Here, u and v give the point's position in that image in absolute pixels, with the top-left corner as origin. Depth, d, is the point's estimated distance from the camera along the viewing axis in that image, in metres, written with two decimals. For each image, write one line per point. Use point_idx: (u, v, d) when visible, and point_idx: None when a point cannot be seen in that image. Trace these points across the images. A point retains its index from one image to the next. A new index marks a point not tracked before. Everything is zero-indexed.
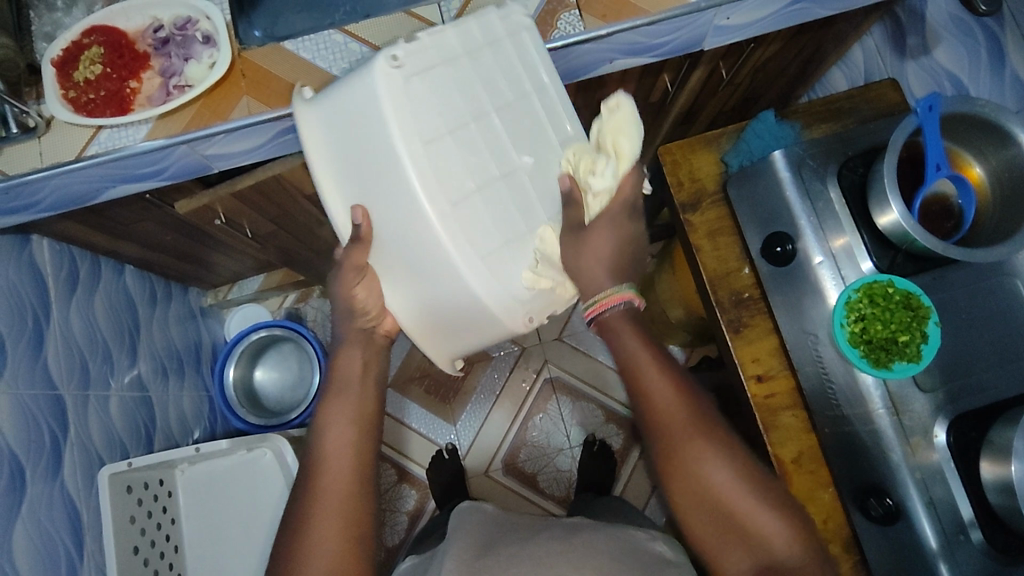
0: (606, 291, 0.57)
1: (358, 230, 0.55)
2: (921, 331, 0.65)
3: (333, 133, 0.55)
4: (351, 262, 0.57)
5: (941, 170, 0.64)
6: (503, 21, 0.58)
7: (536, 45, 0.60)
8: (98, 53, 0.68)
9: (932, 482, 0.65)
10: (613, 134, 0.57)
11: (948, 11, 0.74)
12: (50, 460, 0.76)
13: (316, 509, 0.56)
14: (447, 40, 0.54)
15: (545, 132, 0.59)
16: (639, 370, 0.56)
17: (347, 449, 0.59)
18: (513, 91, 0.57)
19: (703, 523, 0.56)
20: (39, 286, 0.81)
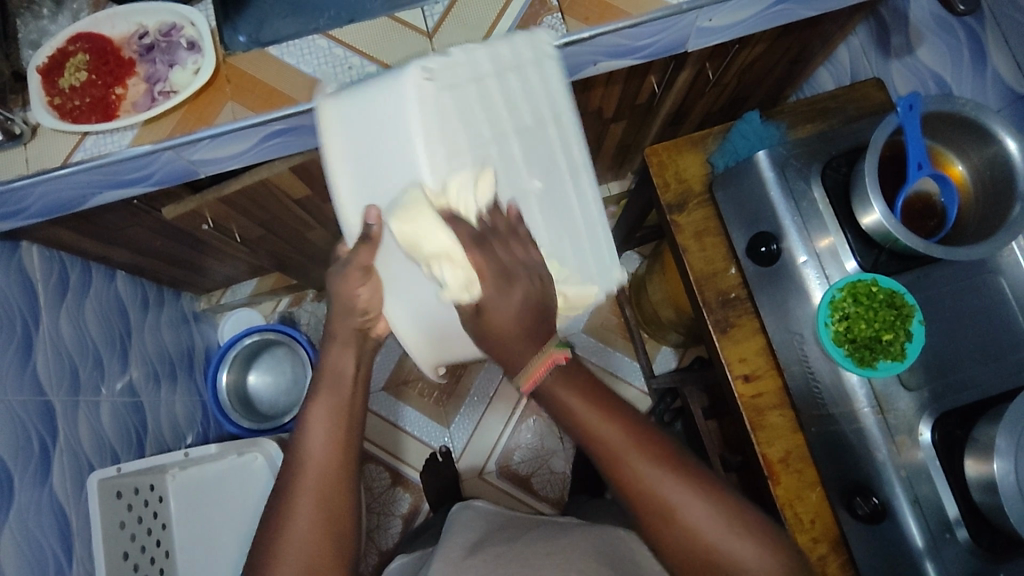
0: (529, 364, 0.48)
1: (368, 230, 0.51)
2: (904, 330, 0.66)
3: (354, 133, 0.51)
4: (356, 262, 0.53)
5: (923, 169, 0.64)
6: (533, 44, 0.53)
7: (562, 74, 0.54)
8: (83, 60, 0.69)
9: (918, 480, 0.65)
10: (425, 238, 0.49)
11: (930, 11, 0.74)
12: (39, 467, 0.76)
13: (297, 506, 0.54)
14: (477, 58, 0.51)
15: (559, 162, 0.54)
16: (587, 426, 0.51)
17: (329, 442, 0.55)
18: (534, 117, 0.53)
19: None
20: (29, 292, 0.82)
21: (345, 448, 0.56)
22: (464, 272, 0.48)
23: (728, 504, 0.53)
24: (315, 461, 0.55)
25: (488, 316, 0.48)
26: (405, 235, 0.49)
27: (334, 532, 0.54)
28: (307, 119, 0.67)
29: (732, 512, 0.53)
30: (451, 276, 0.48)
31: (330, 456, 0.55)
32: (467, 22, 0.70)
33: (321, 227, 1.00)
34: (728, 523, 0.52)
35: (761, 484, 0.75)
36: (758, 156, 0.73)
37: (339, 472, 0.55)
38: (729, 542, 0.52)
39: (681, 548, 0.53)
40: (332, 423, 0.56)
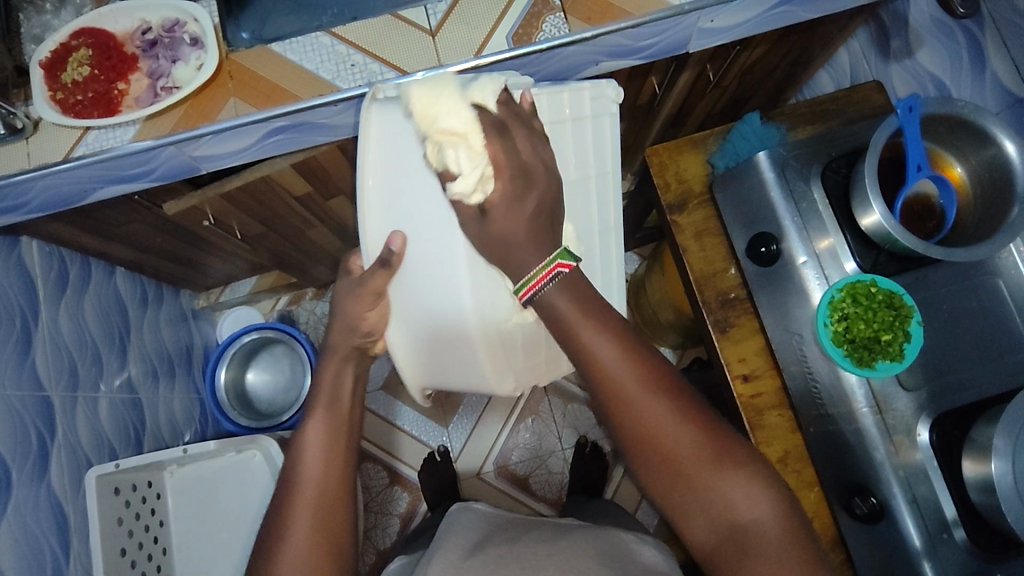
0: (535, 268, 0.49)
1: (388, 256, 0.52)
2: (903, 330, 0.66)
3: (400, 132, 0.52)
4: (370, 287, 0.54)
5: (923, 171, 0.65)
6: (591, 99, 0.59)
7: (612, 130, 0.61)
8: (86, 55, 0.69)
9: (916, 481, 0.65)
10: (438, 127, 0.49)
11: (929, 14, 0.75)
12: (37, 462, 0.76)
13: (294, 507, 0.55)
14: (539, 103, 0.55)
15: (590, 220, 0.59)
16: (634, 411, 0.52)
17: (326, 444, 0.57)
18: (577, 173, 0.58)
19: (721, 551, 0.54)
20: (28, 288, 0.82)
21: (340, 449, 0.57)
22: (479, 156, 0.49)
23: (722, 442, 0.53)
24: (313, 464, 0.56)
25: (496, 219, 0.49)
26: (425, 110, 0.49)
27: (330, 532, 0.54)
28: (311, 115, 0.67)
29: (726, 454, 0.53)
30: (465, 163, 0.48)
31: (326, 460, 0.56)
32: (469, 21, 0.70)
33: (321, 224, 1.00)
34: (718, 460, 0.53)
35: None
36: (758, 157, 0.73)
37: (335, 474, 0.56)
38: (717, 478, 0.52)
39: (671, 484, 0.53)
40: (329, 427, 0.57)
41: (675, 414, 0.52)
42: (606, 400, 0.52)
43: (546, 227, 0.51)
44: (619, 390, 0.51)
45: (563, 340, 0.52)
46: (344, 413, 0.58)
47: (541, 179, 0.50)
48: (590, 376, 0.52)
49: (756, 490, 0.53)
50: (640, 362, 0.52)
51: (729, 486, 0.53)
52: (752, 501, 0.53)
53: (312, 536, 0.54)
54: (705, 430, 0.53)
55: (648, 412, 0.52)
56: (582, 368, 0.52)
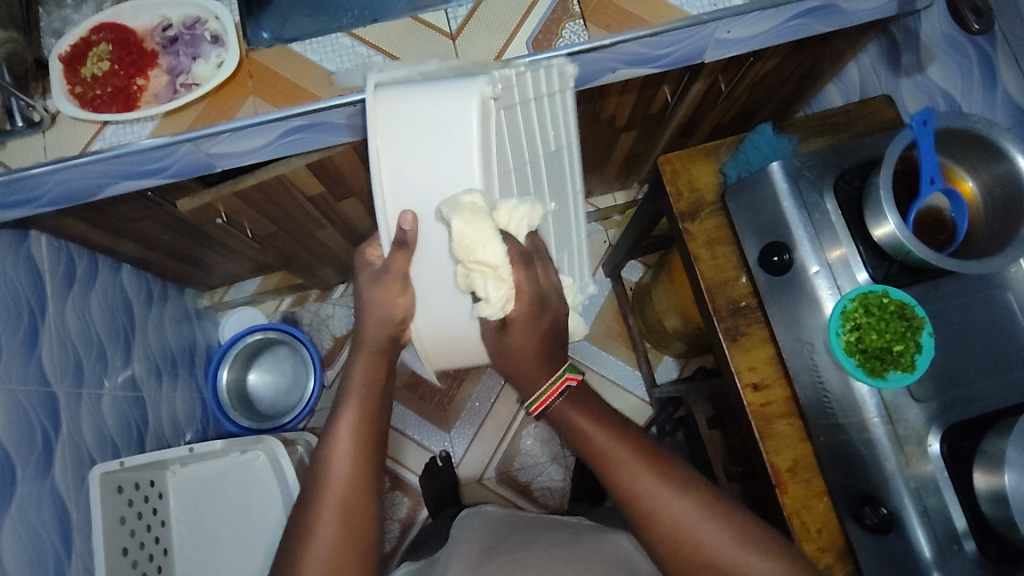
0: (545, 385, 0.55)
1: (404, 235, 0.48)
2: (915, 341, 0.66)
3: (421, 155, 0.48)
4: (395, 270, 0.50)
5: (935, 184, 0.65)
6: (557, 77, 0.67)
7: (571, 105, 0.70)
8: (105, 50, 0.69)
9: (926, 492, 0.65)
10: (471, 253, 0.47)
11: (941, 31, 0.76)
12: (41, 459, 0.75)
13: (320, 512, 0.53)
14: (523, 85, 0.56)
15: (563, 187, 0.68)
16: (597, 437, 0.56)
17: (353, 448, 0.55)
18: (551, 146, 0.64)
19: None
20: (36, 283, 0.81)
21: (369, 452, 0.56)
22: (505, 285, 0.49)
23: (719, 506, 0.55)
24: (338, 469, 0.54)
25: (512, 331, 0.52)
26: (459, 240, 0.46)
27: (352, 535, 0.53)
28: (329, 115, 0.67)
29: (726, 518, 0.54)
30: (491, 289, 0.48)
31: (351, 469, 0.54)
32: (490, 26, 0.70)
33: (331, 226, 1.00)
34: (718, 524, 0.54)
35: (768, 492, 0.76)
36: (772, 167, 0.74)
37: (359, 479, 0.55)
38: (719, 542, 0.53)
39: (674, 555, 0.54)
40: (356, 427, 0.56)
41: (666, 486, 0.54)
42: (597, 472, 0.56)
43: (556, 335, 0.55)
44: (610, 457, 0.55)
45: (557, 421, 0.58)
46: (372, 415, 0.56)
47: (551, 306, 0.54)
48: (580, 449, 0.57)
49: (764, 558, 0.53)
50: (623, 436, 0.56)
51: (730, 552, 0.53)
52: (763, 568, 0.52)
53: (333, 536, 0.53)
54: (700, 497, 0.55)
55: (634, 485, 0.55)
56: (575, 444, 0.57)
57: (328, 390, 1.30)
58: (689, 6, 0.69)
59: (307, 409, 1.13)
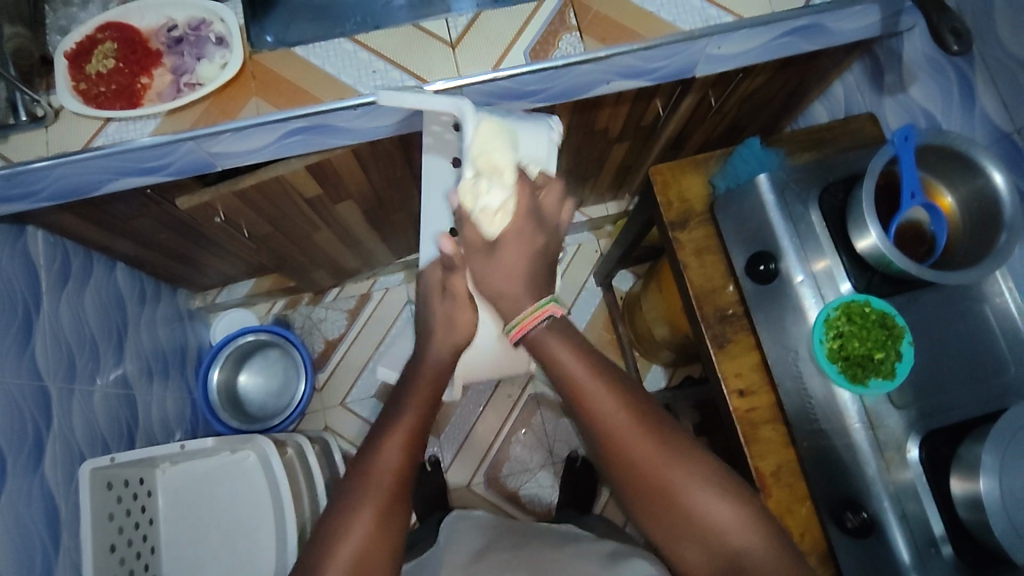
0: (527, 310, 0.57)
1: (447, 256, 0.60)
2: (895, 349, 0.68)
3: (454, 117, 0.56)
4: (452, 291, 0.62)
5: (915, 198, 0.68)
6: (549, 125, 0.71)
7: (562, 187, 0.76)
8: (111, 48, 0.70)
9: (905, 497, 0.67)
10: (484, 160, 0.56)
11: (922, 53, 0.79)
12: (32, 454, 0.75)
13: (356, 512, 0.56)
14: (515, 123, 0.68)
15: None
16: (594, 411, 0.56)
17: (400, 444, 0.58)
18: None
19: (694, 553, 0.56)
20: (32, 278, 0.81)
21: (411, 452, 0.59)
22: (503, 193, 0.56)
23: (722, 473, 0.57)
24: (383, 470, 0.57)
25: (503, 249, 0.58)
26: (481, 137, 0.56)
27: (379, 541, 0.55)
28: (330, 118, 0.69)
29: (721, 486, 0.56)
30: (487, 198, 0.56)
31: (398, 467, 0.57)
32: (488, 36, 0.72)
33: (327, 229, 1.01)
34: (712, 487, 0.56)
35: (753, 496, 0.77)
36: (760, 179, 0.76)
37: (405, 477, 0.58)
38: (710, 504, 0.55)
39: (675, 522, 0.56)
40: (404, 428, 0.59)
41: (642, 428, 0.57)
42: (578, 412, 0.57)
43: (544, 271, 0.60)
44: (597, 412, 0.56)
45: (560, 384, 0.58)
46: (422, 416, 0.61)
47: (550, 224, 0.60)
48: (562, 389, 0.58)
49: (732, 507, 0.55)
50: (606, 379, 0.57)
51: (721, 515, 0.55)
52: (751, 538, 0.54)
53: (369, 532, 0.55)
54: (697, 456, 0.57)
55: (612, 422, 0.56)
56: (557, 381, 0.58)
57: (319, 393, 1.30)
58: (682, 22, 0.72)
59: (297, 411, 1.13)
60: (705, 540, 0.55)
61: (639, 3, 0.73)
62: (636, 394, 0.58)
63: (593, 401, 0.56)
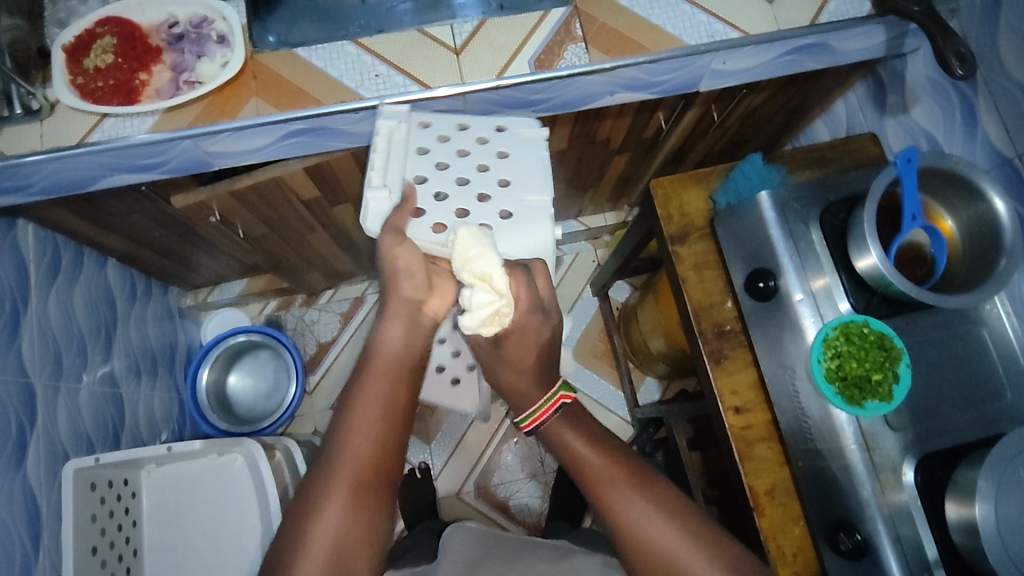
0: (537, 403, 0.60)
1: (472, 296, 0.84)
2: (893, 371, 0.68)
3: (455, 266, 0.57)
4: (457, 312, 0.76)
5: (916, 220, 0.68)
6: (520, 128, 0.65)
7: None
8: (110, 43, 0.69)
9: (900, 521, 0.67)
10: (468, 267, 0.55)
11: (925, 75, 0.79)
12: (14, 451, 0.74)
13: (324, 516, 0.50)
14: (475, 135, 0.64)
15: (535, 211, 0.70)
16: (602, 494, 0.56)
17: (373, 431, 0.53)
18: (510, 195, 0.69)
19: None
20: (21, 272, 0.80)
21: (386, 435, 0.53)
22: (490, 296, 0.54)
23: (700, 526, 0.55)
24: (357, 455, 0.52)
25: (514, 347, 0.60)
26: (462, 248, 0.55)
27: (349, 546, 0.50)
28: (330, 121, 0.68)
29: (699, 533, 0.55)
30: (476, 301, 0.54)
31: (374, 449, 0.52)
32: (494, 43, 0.72)
33: (322, 231, 1.00)
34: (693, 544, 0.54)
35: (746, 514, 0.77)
36: (760, 197, 0.76)
37: (383, 456, 0.53)
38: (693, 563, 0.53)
39: None
40: (379, 401, 0.54)
41: (621, 471, 0.57)
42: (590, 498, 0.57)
43: (551, 355, 0.63)
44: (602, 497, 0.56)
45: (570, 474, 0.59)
46: (408, 379, 0.56)
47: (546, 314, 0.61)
48: (568, 466, 0.60)
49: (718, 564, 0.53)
50: (610, 450, 0.59)
51: None
52: None
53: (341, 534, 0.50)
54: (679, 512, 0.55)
55: (614, 501, 0.56)
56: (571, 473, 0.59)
57: (309, 396, 1.29)
58: (687, 37, 0.72)
59: (287, 413, 1.12)
60: None
61: (647, 16, 0.72)
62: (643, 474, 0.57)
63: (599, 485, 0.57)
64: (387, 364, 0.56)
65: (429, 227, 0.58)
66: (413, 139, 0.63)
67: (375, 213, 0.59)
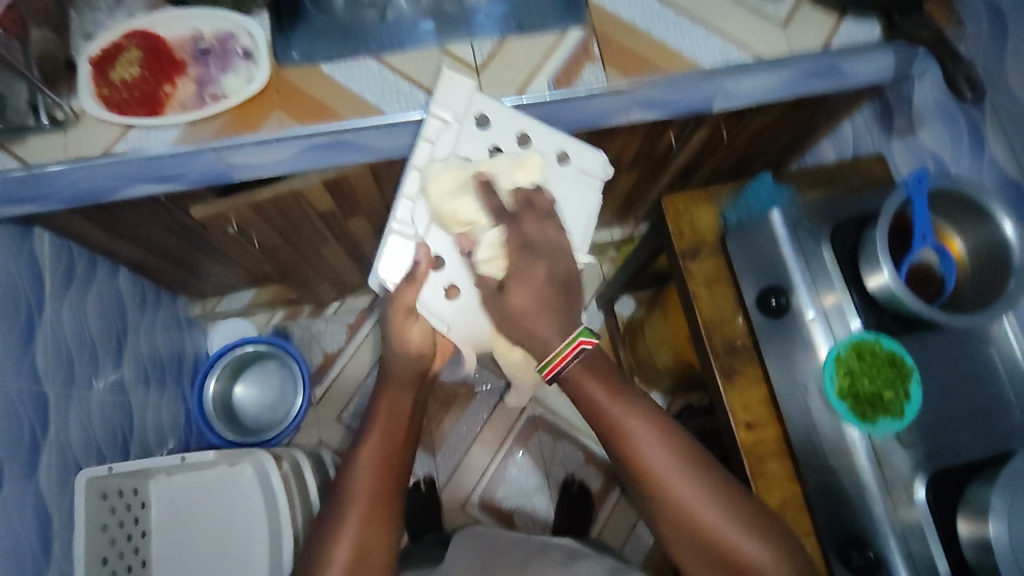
0: (557, 350, 0.59)
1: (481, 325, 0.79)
2: (904, 389, 0.69)
3: (475, 333, 0.67)
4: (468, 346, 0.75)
5: (927, 240, 0.69)
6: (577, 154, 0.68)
7: None
8: (137, 56, 0.70)
9: (911, 537, 0.68)
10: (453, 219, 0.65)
11: (933, 98, 0.80)
12: (27, 460, 0.73)
13: (345, 520, 0.61)
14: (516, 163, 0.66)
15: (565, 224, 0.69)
16: (627, 432, 0.60)
17: (376, 438, 0.64)
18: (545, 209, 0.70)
19: (693, 551, 0.61)
20: (37, 280, 0.80)
21: (383, 459, 0.64)
22: (501, 230, 0.64)
23: (706, 475, 0.60)
24: (364, 466, 0.63)
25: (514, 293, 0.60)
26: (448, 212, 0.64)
27: (365, 540, 0.61)
28: (353, 135, 0.69)
29: (707, 480, 0.60)
30: (484, 241, 0.65)
31: (377, 461, 0.63)
32: (513, 62, 0.73)
33: (336, 243, 1.00)
34: (700, 490, 0.60)
35: None
36: (772, 216, 0.77)
37: (387, 468, 0.64)
38: (702, 508, 0.59)
39: (688, 535, 0.60)
40: (378, 430, 0.65)
41: (636, 412, 0.61)
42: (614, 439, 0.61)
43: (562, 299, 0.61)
44: (627, 436, 0.60)
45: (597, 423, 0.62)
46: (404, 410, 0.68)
47: (544, 252, 0.62)
48: (591, 414, 0.62)
49: (721, 505, 0.59)
50: (623, 392, 0.62)
51: (722, 524, 0.59)
52: (741, 537, 0.59)
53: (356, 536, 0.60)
54: (690, 461, 0.61)
55: (640, 442, 0.60)
56: (591, 418, 0.63)
57: (315, 407, 1.29)
58: (703, 58, 0.73)
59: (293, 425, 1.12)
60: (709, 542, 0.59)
61: (663, 38, 0.74)
62: (676, 431, 0.62)
63: (622, 423, 0.60)
64: (386, 401, 0.67)
65: (441, 291, 0.67)
66: (461, 147, 0.67)
67: (395, 265, 0.67)
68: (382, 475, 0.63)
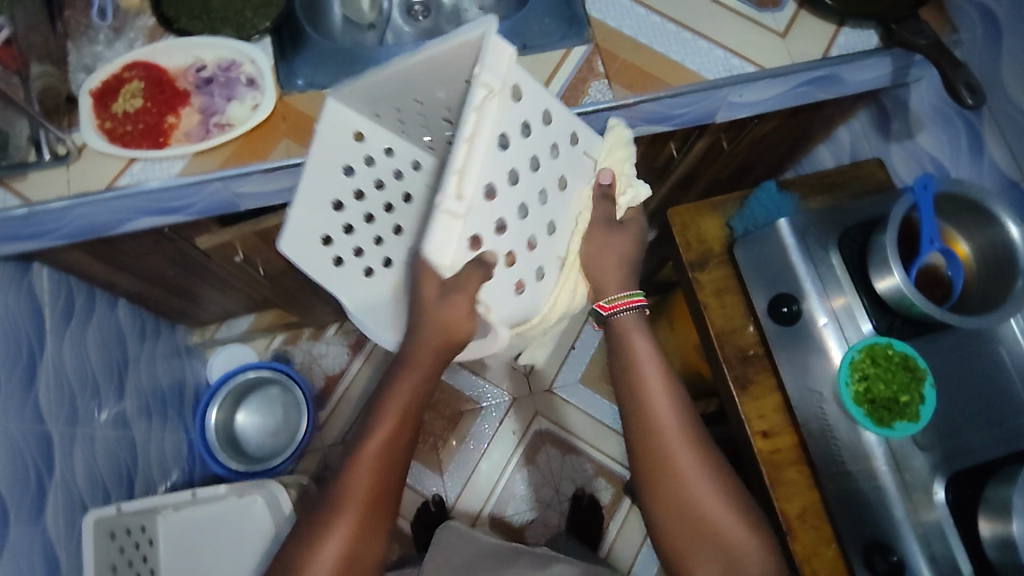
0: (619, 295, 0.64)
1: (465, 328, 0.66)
2: (919, 391, 0.70)
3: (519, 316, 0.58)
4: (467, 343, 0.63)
5: (935, 244, 0.70)
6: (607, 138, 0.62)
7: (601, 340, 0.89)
8: (139, 87, 0.69)
9: (933, 538, 0.68)
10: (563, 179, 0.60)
11: (929, 103, 0.82)
12: (33, 502, 0.72)
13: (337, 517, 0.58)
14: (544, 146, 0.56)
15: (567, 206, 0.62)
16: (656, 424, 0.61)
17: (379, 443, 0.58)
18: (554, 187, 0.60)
19: (677, 527, 0.60)
20: (37, 316, 0.79)
21: (387, 461, 0.59)
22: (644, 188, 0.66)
23: (710, 454, 0.62)
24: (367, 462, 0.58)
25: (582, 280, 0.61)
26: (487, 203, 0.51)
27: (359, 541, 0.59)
28: None
29: (709, 459, 0.61)
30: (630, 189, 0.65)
31: (383, 459, 0.58)
32: None
33: None
34: (703, 467, 0.60)
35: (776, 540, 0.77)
36: (781, 224, 0.77)
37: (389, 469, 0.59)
38: (698, 486, 0.60)
39: (677, 512, 0.60)
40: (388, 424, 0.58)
41: (670, 393, 0.62)
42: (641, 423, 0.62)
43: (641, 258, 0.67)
44: (654, 419, 0.61)
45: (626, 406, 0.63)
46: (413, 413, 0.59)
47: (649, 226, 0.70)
48: (624, 387, 0.63)
49: (717, 486, 0.60)
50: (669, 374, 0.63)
51: (714, 503, 0.60)
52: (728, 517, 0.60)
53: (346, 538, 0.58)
54: (699, 439, 0.62)
55: (665, 421, 0.61)
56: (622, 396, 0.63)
57: (320, 431, 1.27)
58: (706, 71, 0.74)
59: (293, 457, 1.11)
60: (696, 519, 0.60)
61: (665, 52, 0.75)
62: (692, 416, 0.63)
63: (650, 413, 0.61)
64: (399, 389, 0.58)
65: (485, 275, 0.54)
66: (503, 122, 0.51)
67: (443, 248, 0.48)
68: (381, 484, 0.59)
